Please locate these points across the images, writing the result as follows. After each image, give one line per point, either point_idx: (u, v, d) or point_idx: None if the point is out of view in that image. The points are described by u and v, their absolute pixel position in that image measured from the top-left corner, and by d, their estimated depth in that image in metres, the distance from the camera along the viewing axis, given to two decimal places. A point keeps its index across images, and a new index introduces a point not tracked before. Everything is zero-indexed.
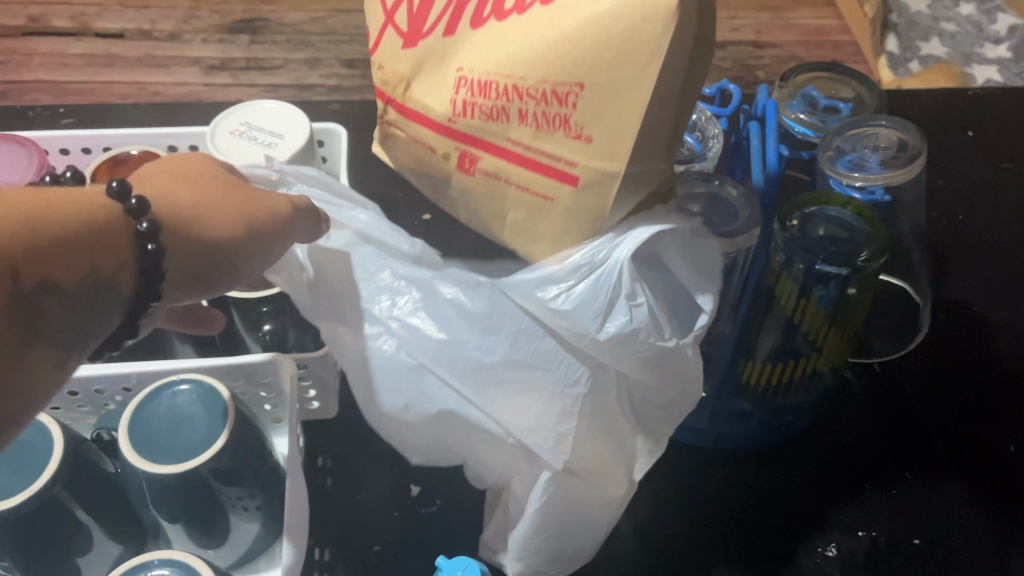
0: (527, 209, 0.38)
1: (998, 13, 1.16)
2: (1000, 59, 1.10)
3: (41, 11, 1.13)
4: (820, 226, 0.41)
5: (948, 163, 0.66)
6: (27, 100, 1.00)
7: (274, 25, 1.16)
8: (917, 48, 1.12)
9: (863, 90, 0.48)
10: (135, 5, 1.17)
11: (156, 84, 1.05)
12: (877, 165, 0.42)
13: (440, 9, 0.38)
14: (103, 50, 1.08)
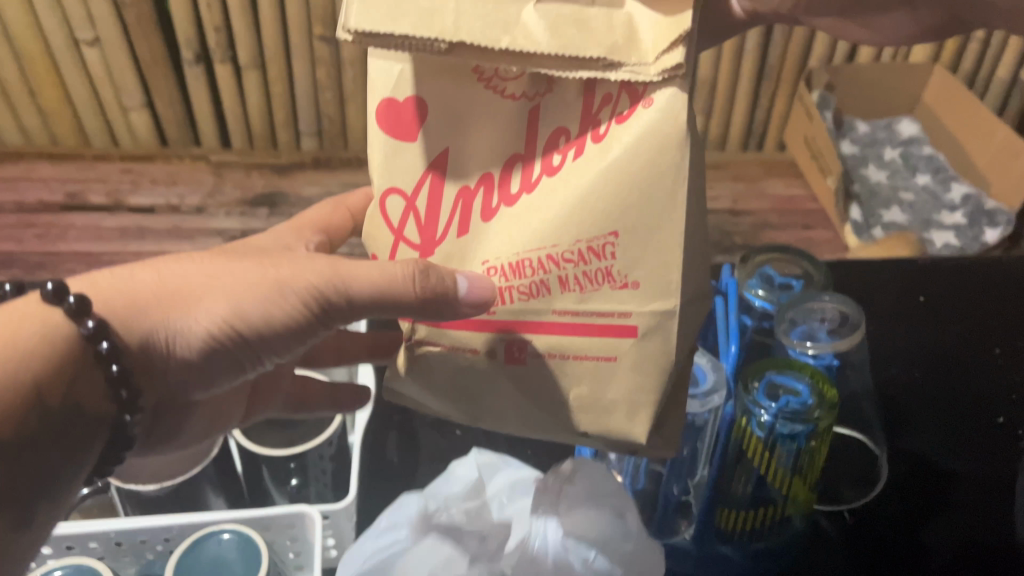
0: (589, 382, 0.40)
1: (952, 183, 1.27)
2: (956, 225, 1.20)
3: (79, 187, 1.23)
4: (779, 388, 0.47)
5: (904, 327, 0.73)
6: (63, 266, 1.08)
7: (292, 198, 1.25)
8: (880, 215, 1.23)
9: (811, 266, 0.56)
10: (165, 182, 1.26)
11: (182, 252, 1.12)
12: (826, 336, 0.49)
13: (450, 212, 0.40)
14: (134, 223, 1.16)
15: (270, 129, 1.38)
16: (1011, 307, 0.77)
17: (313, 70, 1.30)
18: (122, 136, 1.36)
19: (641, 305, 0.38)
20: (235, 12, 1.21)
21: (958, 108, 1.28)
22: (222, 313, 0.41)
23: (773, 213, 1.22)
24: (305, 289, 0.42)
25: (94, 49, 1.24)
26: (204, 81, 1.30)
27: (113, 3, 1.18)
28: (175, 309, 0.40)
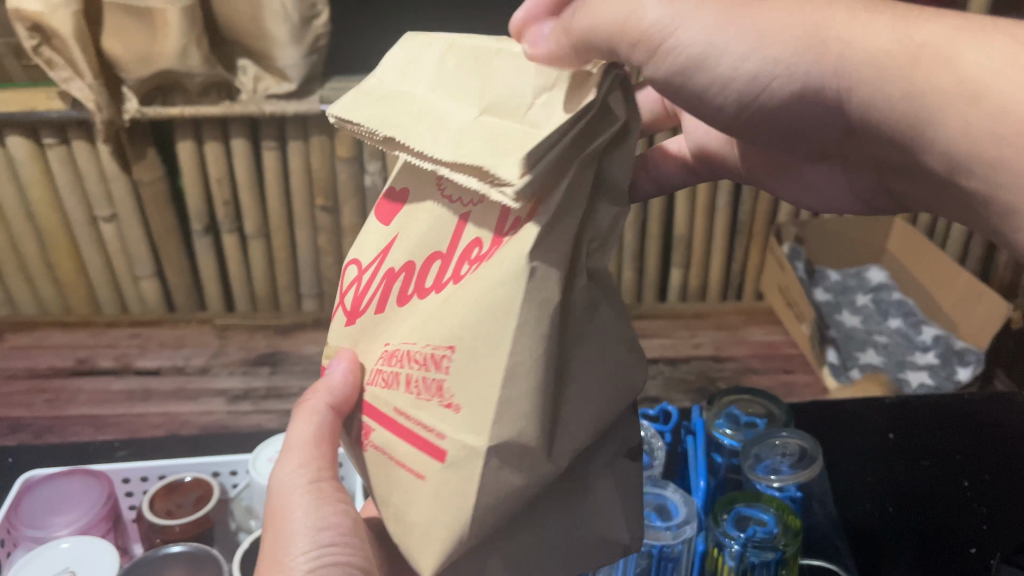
0: (402, 486, 0.47)
1: (923, 326, 1.33)
2: (929, 364, 1.25)
3: (89, 352, 1.29)
4: (746, 518, 0.51)
5: (875, 462, 0.77)
6: (71, 429, 1.11)
7: (293, 356, 1.30)
8: (855, 356, 1.29)
9: (773, 405, 0.62)
10: (172, 345, 1.32)
11: (186, 413, 1.16)
12: (788, 469, 0.54)
13: (374, 295, 0.54)
14: (141, 385, 1.21)
15: (273, 293, 1.45)
16: (979, 444, 0.80)
17: (315, 238, 1.38)
18: (132, 303, 1.43)
19: (453, 431, 0.44)
20: (243, 188, 1.31)
21: (922, 256, 1.37)
22: (296, 547, 0.53)
23: (753, 357, 1.27)
24: (302, 490, 0.55)
25: (111, 225, 1.33)
26: (212, 251, 1.39)
27: (131, 183, 1.29)
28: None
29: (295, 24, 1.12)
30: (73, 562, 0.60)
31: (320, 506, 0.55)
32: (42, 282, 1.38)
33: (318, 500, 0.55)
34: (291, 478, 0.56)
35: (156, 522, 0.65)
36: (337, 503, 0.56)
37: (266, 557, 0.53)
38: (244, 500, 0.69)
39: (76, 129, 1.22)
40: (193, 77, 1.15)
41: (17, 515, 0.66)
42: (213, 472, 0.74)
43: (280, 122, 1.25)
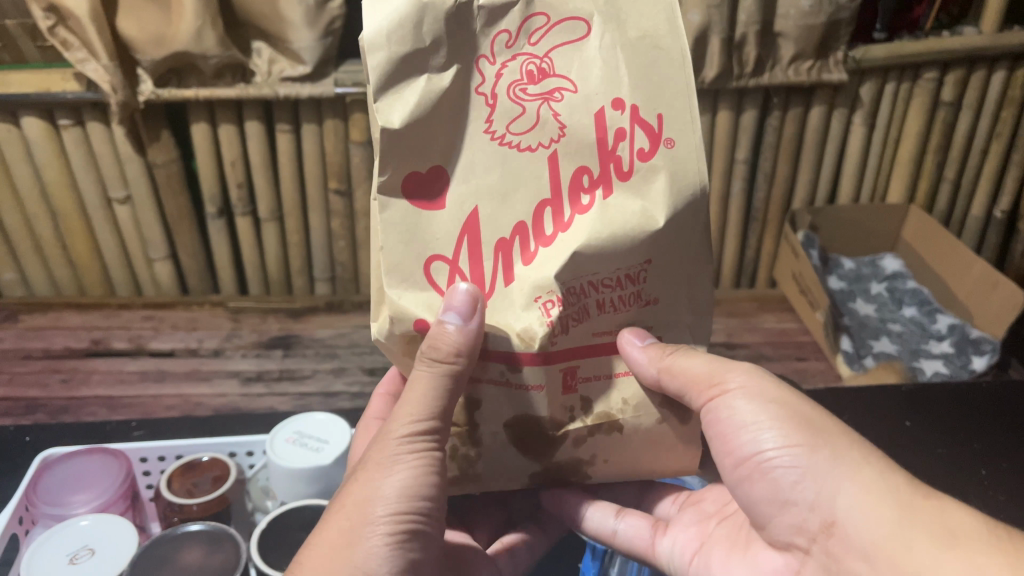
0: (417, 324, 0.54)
1: (938, 314, 1.32)
2: (944, 353, 1.24)
3: (104, 334, 1.29)
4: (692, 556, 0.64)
5: (892, 450, 0.77)
6: (85, 410, 1.12)
7: (306, 340, 1.30)
8: (869, 343, 1.28)
9: None
10: (185, 327, 1.32)
11: (198, 395, 1.16)
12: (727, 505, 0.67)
13: (494, 264, 0.52)
14: (155, 367, 1.21)
15: (285, 276, 1.45)
16: (993, 431, 0.80)
17: (328, 222, 1.38)
18: (146, 285, 1.44)
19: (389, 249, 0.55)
20: (257, 171, 1.31)
21: (933, 244, 1.37)
22: (382, 517, 0.52)
23: (766, 345, 1.27)
24: (405, 450, 0.54)
25: (125, 206, 1.33)
26: (226, 234, 1.39)
27: (145, 165, 1.29)
28: (355, 548, 0.51)
29: (309, 6, 1.12)
30: (90, 541, 0.61)
31: (421, 473, 0.54)
32: (57, 263, 1.39)
33: (421, 469, 0.54)
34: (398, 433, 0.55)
35: (174, 500, 0.65)
36: (439, 474, 0.55)
37: (343, 509, 0.53)
38: (261, 480, 0.71)
39: (91, 111, 1.22)
40: (208, 59, 1.15)
41: (35, 493, 0.66)
42: (230, 453, 0.74)
43: (293, 105, 1.25)
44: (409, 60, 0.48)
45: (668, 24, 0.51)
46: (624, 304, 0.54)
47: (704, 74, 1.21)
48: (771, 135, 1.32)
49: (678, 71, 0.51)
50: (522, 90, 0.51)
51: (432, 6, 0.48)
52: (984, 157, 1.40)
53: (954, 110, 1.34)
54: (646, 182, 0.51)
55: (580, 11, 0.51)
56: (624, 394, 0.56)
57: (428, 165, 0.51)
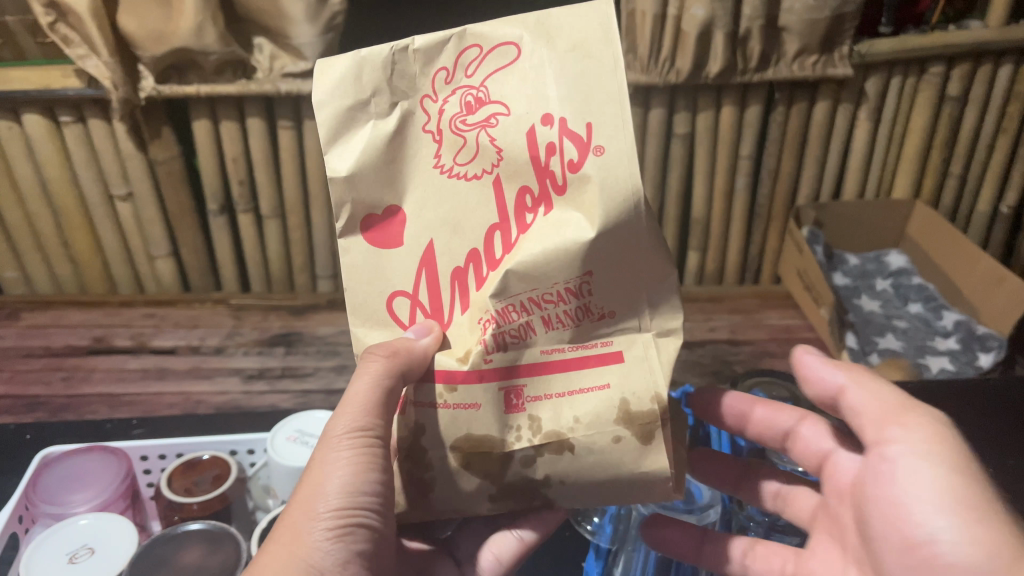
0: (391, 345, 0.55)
1: (943, 310, 1.31)
2: (949, 350, 1.23)
3: (105, 331, 1.29)
4: None
5: None
6: (86, 408, 1.11)
7: (308, 337, 1.29)
8: (874, 340, 1.27)
9: (794, 389, 0.67)
10: (187, 325, 1.32)
11: (200, 392, 1.15)
12: None
13: (450, 292, 0.53)
14: (156, 365, 1.21)
15: (287, 273, 1.45)
16: (998, 427, 0.79)
17: (330, 219, 1.38)
18: (148, 283, 1.43)
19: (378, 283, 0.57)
20: (259, 167, 1.31)
21: (939, 240, 1.36)
22: (323, 515, 0.52)
23: (770, 341, 1.26)
24: (346, 446, 0.54)
25: (126, 203, 1.33)
26: (227, 231, 1.39)
27: (146, 162, 1.28)
28: (297, 548, 0.52)
29: (310, 2, 1.11)
30: (89, 539, 0.60)
31: (363, 469, 0.54)
32: (58, 260, 1.38)
33: (362, 464, 0.53)
34: (341, 429, 0.55)
35: (175, 499, 0.64)
36: (383, 468, 0.54)
37: (294, 506, 0.54)
38: (261, 478, 0.70)
39: (92, 108, 1.21)
40: (209, 55, 1.14)
41: (35, 492, 0.66)
42: (231, 451, 0.74)
43: (295, 102, 1.25)
44: (354, 112, 0.51)
45: (598, 30, 0.48)
46: (575, 319, 0.52)
47: (708, 69, 1.20)
48: (776, 130, 1.31)
49: (607, 76, 0.48)
50: (461, 121, 0.51)
51: (369, 57, 0.50)
52: (991, 152, 1.39)
53: (960, 104, 1.33)
54: (580, 193, 0.49)
55: (508, 35, 0.50)
56: (574, 412, 0.52)
57: (383, 205, 0.52)
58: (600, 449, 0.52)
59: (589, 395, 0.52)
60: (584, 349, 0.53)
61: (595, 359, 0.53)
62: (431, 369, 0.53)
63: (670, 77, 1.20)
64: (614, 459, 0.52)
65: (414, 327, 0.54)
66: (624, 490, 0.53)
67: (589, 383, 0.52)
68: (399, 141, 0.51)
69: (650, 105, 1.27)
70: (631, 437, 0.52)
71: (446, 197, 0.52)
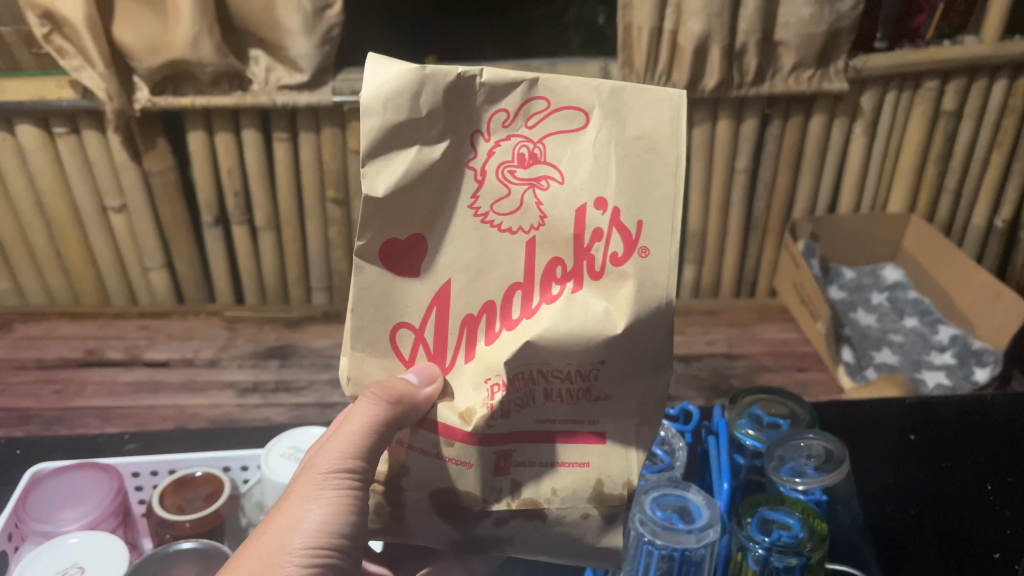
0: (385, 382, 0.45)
1: (940, 325, 1.31)
2: (946, 365, 1.23)
3: (98, 344, 1.28)
4: (772, 521, 0.54)
5: (896, 466, 0.75)
6: (78, 421, 1.10)
7: (302, 349, 1.28)
8: (871, 354, 1.27)
9: (794, 406, 0.66)
10: (181, 337, 1.31)
11: (194, 406, 1.14)
12: (813, 472, 0.56)
13: (456, 340, 0.44)
14: (149, 378, 1.20)
15: (282, 285, 1.44)
16: (999, 445, 0.79)
17: (325, 231, 1.37)
18: (142, 294, 1.43)
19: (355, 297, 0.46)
20: (254, 179, 1.30)
21: (934, 253, 1.36)
22: (299, 550, 0.46)
23: (766, 355, 1.25)
24: (329, 484, 0.47)
25: (120, 215, 1.32)
26: (222, 242, 1.38)
27: (141, 173, 1.28)
28: None
29: (307, 13, 1.11)
30: (80, 556, 0.59)
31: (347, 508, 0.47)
32: (51, 272, 1.37)
33: (344, 506, 0.47)
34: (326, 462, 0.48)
35: (167, 517, 0.64)
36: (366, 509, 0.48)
37: (269, 534, 0.47)
38: (254, 495, 0.68)
39: (87, 119, 1.21)
40: (205, 66, 1.14)
41: (25, 509, 0.65)
42: (224, 468, 0.73)
43: (291, 114, 1.24)
44: (403, 129, 0.39)
45: (672, 126, 0.40)
46: (573, 399, 0.44)
47: (704, 82, 1.20)
48: (772, 143, 1.31)
49: (668, 177, 0.40)
50: (510, 171, 0.41)
51: (436, 76, 0.39)
52: (986, 166, 1.39)
53: (955, 119, 1.34)
54: (615, 287, 0.41)
55: (581, 99, 0.40)
56: (555, 481, 0.44)
57: (407, 233, 0.42)
58: (569, 523, 0.45)
59: (568, 470, 0.44)
60: (574, 423, 0.44)
61: (583, 435, 0.44)
62: (432, 419, 0.44)
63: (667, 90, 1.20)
64: (576, 534, 0.45)
65: (415, 368, 0.44)
66: (578, 556, 0.46)
67: (572, 457, 0.44)
68: (438, 172, 0.41)
69: None
70: (597, 516, 0.45)
71: (469, 231, 0.42)
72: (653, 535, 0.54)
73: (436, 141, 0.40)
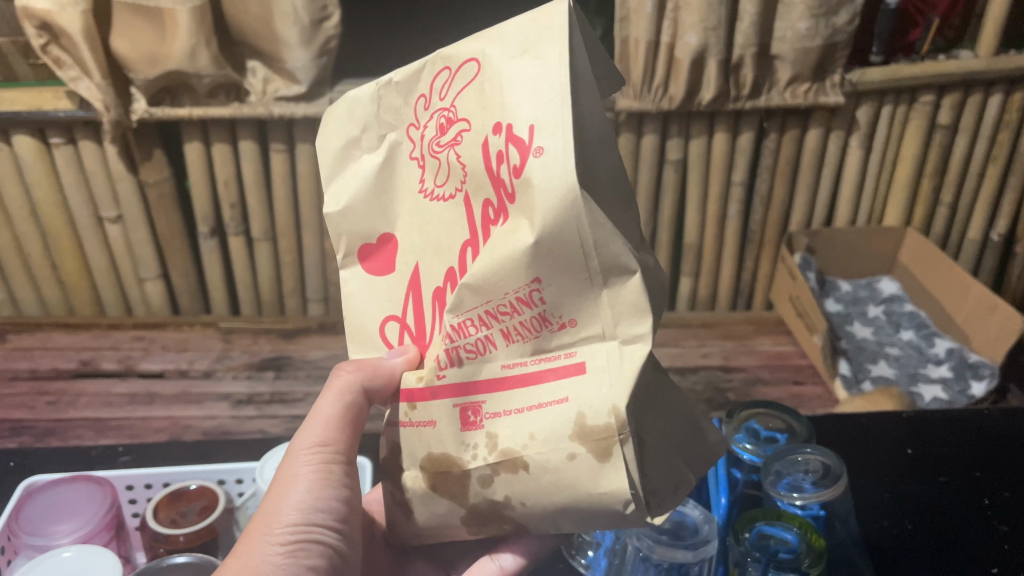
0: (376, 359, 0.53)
1: (935, 338, 1.31)
2: (942, 377, 1.23)
3: (93, 355, 1.27)
4: (769, 536, 0.54)
5: (892, 479, 0.76)
6: (72, 433, 1.10)
7: (298, 361, 1.28)
8: (867, 368, 1.27)
9: (791, 419, 0.66)
10: (176, 348, 1.30)
11: (188, 417, 1.14)
12: (811, 486, 0.56)
13: (428, 307, 0.48)
14: (144, 389, 1.19)
15: (279, 296, 1.44)
16: (997, 458, 0.79)
17: (322, 242, 1.37)
18: (137, 305, 1.42)
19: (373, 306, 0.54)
20: (250, 191, 1.30)
21: (931, 267, 1.36)
22: (285, 525, 0.51)
23: (762, 368, 1.25)
24: (306, 463, 0.54)
25: (116, 225, 1.32)
26: (218, 253, 1.38)
27: (137, 184, 1.28)
28: (256, 555, 0.49)
29: (305, 26, 1.11)
30: (74, 571, 0.59)
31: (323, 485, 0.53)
32: (46, 283, 1.37)
33: (322, 480, 0.53)
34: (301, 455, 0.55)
35: (161, 530, 0.63)
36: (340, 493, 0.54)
37: (256, 519, 0.52)
38: (250, 509, 0.68)
39: (83, 129, 1.21)
40: (202, 78, 1.14)
41: (17, 523, 0.65)
42: (219, 480, 0.73)
43: (289, 126, 1.24)
44: (349, 151, 0.51)
45: (544, 27, 0.41)
46: (534, 332, 0.44)
47: (701, 96, 1.20)
48: (768, 157, 1.32)
49: (551, 70, 0.40)
50: (436, 143, 0.47)
51: (358, 98, 0.51)
52: (981, 180, 1.40)
53: (950, 133, 1.34)
54: (526, 201, 0.41)
55: (471, 51, 0.45)
56: (530, 426, 0.45)
57: (375, 233, 0.51)
58: (554, 468, 0.44)
59: (546, 409, 0.44)
60: (544, 361, 0.45)
61: (553, 372, 0.44)
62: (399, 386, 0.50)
63: (663, 103, 1.20)
64: (567, 479, 0.44)
65: (395, 349, 0.51)
66: (588, 516, 0.45)
67: (548, 398, 0.44)
68: (387, 170, 0.50)
69: (643, 132, 1.28)
70: (586, 455, 0.43)
71: (427, 215, 0.48)
72: (650, 551, 0.53)
73: (373, 149, 0.50)
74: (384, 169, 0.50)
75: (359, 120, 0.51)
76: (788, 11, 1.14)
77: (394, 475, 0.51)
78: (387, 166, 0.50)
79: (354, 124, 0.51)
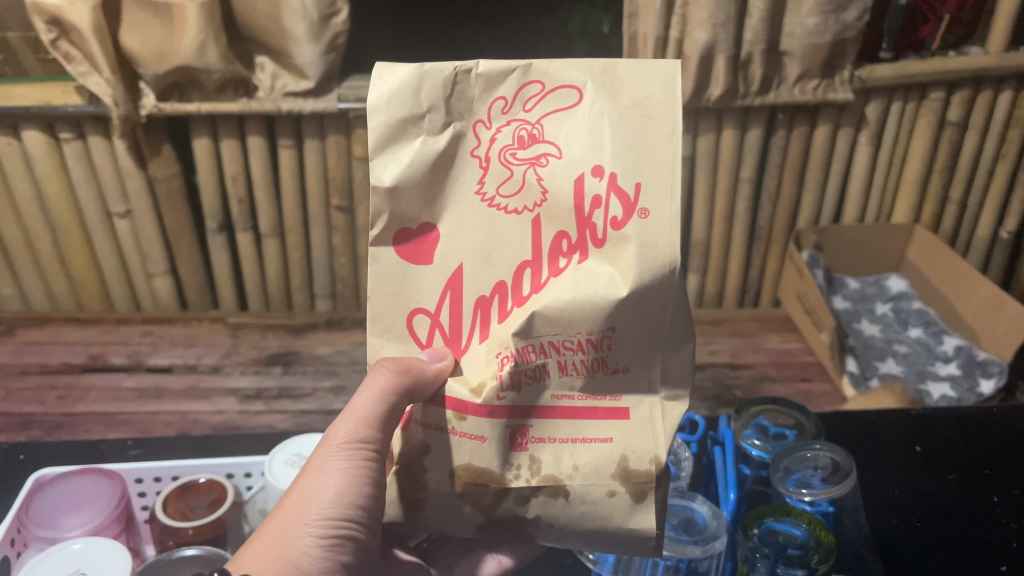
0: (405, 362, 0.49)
1: (945, 335, 1.31)
2: (951, 375, 1.22)
3: (102, 349, 1.28)
4: (778, 532, 0.54)
5: (903, 477, 0.75)
6: (81, 427, 1.10)
7: (305, 357, 1.28)
8: (875, 366, 1.27)
9: (800, 416, 0.66)
10: (184, 343, 1.31)
11: (197, 412, 1.14)
12: (821, 483, 0.56)
13: (472, 320, 0.47)
14: (153, 384, 1.19)
15: (286, 292, 1.44)
16: (1007, 456, 0.79)
17: (330, 238, 1.37)
18: (145, 300, 1.43)
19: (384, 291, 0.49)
20: (259, 186, 1.31)
21: (940, 265, 1.36)
22: (315, 521, 0.49)
23: (770, 365, 1.25)
24: (342, 455, 0.50)
25: (125, 221, 1.32)
26: (226, 249, 1.38)
27: (146, 179, 1.28)
28: (283, 550, 0.48)
29: (313, 22, 1.11)
30: (85, 564, 0.59)
31: (357, 482, 0.49)
32: (55, 277, 1.37)
33: (357, 477, 0.49)
34: (340, 440, 0.51)
35: (171, 524, 0.63)
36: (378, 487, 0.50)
37: (290, 504, 0.50)
38: (258, 503, 0.68)
39: (92, 125, 1.21)
40: (210, 73, 1.14)
41: (28, 516, 0.65)
42: (228, 474, 0.73)
43: (296, 121, 1.25)
44: (407, 124, 0.45)
45: (664, 93, 0.43)
46: (590, 371, 0.46)
47: (709, 92, 1.20)
48: (776, 154, 1.31)
49: (665, 141, 0.43)
50: (511, 154, 0.45)
51: (433, 72, 0.44)
52: (991, 178, 1.39)
53: (960, 130, 1.34)
54: (617, 251, 0.44)
55: (573, 78, 0.44)
56: (575, 457, 0.46)
57: (418, 222, 0.46)
58: (593, 501, 0.46)
59: (592, 446, 0.46)
60: (593, 399, 0.46)
61: (604, 410, 0.46)
62: (442, 394, 0.47)
63: None
64: (603, 512, 0.46)
65: (430, 350, 0.48)
66: (607, 542, 0.47)
67: (595, 434, 0.46)
68: (447, 163, 0.45)
69: None
70: (624, 493, 0.45)
71: (488, 220, 0.45)
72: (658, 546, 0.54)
73: (438, 131, 0.45)
74: (446, 156, 0.45)
75: (426, 93, 0.44)
76: (797, 7, 1.13)
77: (408, 482, 0.49)
78: (447, 155, 0.45)
79: (421, 98, 0.44)
